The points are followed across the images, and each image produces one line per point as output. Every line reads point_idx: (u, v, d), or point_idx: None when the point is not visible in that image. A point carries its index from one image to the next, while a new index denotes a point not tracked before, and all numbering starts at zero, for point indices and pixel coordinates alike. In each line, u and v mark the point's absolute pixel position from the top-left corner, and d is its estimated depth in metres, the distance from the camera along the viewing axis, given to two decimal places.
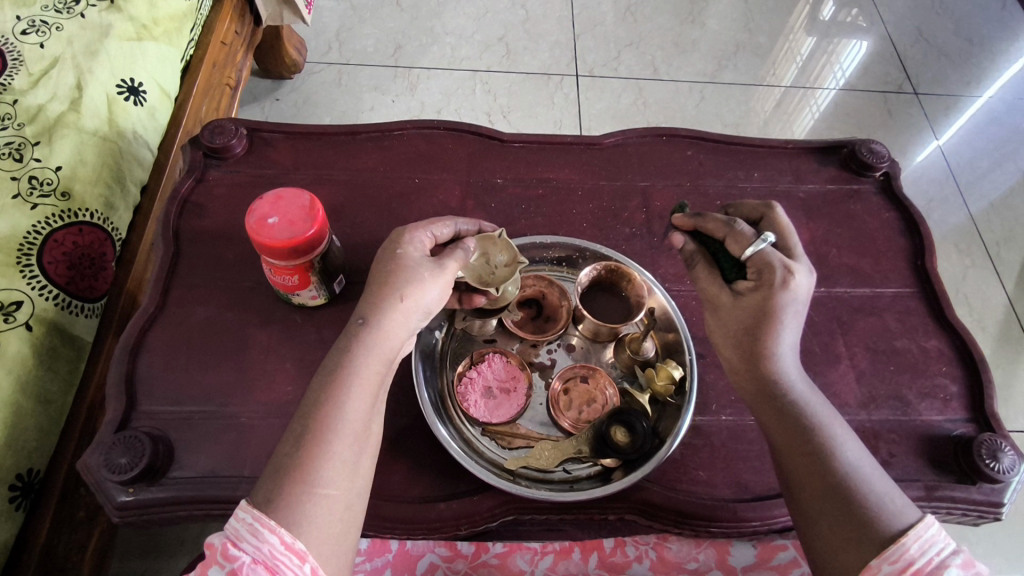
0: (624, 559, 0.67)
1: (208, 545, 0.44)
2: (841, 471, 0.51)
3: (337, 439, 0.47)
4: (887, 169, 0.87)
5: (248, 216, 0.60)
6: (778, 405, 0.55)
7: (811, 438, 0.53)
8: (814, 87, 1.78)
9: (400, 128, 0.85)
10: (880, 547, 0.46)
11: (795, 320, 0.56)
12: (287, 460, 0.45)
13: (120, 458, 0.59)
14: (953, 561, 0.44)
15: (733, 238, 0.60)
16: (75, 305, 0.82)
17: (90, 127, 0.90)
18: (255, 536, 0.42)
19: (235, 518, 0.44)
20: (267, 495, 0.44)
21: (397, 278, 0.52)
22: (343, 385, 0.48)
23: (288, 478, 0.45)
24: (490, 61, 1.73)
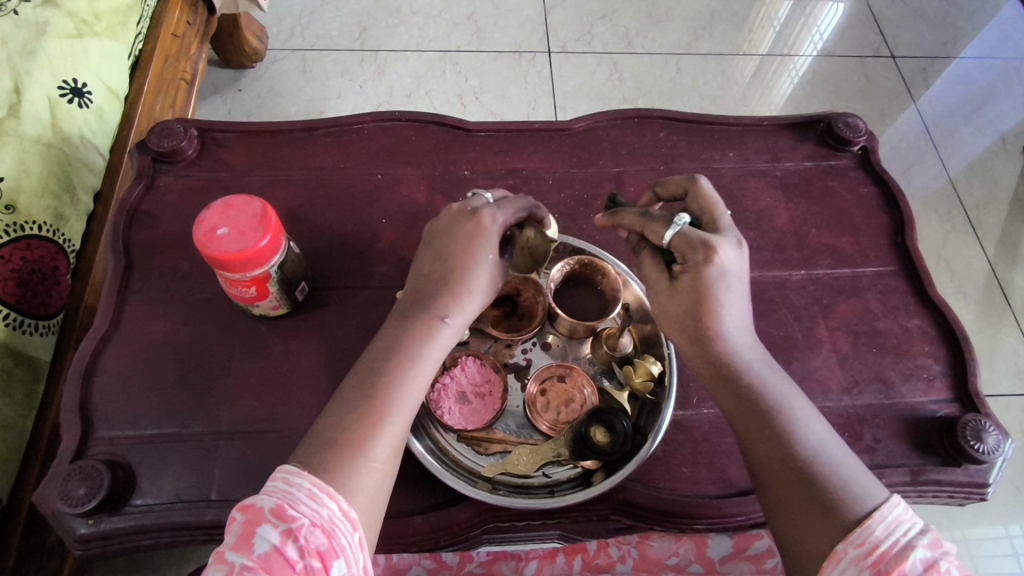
0: (608, 560, 0.66)
1: (238, 507, 0.42)
2: (804, 452, 0.49)
3: (397, 416, 0.49)
4: (865, 143, 0.84)
5: (196, 227, 0.57)
6: (739, 386, 0.53)
7: (770, 421, 0.51)
8: (791, 54, 1.74)
9: (359, 122, 0.81)
10: (846, 532, 0.44)
11: (737, 297, 0.54)
12: (345, 431, 0.47)
13: (76, 490, 0.56)
14: (919, 542, 0.43)
15: (651, 225, 0.57)
16: (28, 325, 0.79)
17: (32, 134, 0.84)
18: (314, 501, 0.42)
19: (287, 483, 0.43)
20: (321, 463, 0.45)
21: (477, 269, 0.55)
22: (408, 365, 0.51)
23: (344, 450, 0.46)
24: (459, 40, 1.67)
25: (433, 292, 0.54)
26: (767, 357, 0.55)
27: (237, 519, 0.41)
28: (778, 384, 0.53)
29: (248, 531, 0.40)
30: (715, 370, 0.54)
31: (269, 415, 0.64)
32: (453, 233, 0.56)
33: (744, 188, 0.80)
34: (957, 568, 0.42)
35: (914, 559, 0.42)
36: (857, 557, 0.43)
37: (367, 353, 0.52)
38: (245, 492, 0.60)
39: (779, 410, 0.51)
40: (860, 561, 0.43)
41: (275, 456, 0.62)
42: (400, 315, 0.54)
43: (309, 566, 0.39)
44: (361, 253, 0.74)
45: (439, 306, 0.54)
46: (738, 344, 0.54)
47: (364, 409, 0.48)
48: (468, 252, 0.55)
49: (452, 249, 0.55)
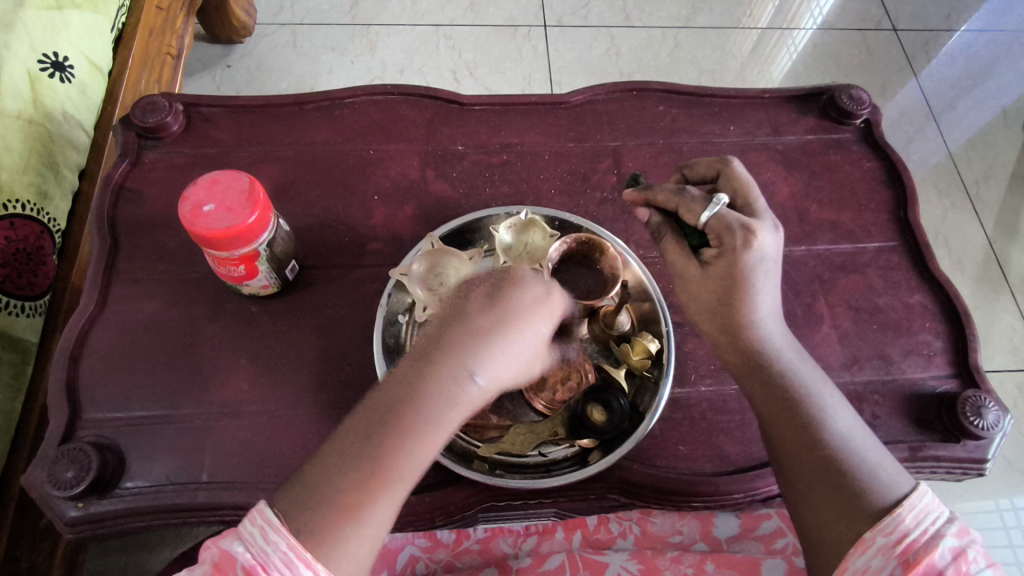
0: (608, 535, 0.68)
1: (217, 548, 0.41)
2: (832, 442, 0.49)
3: (400, 486, 0.43)
4: (868, 116, 0.82)
5: (182, 205, 0.55)
6: (766, 368, 0.53)
7: (797, 408, 0.51)
8: (791, 27, 1.71)
9: (350, 96, 0.79)
10: (874, 520, 0.44)
11: (768, 283, 0.53)
12: (337, 492, 0.42)
13: (65, 473, 0.55)
14: (948, 530, 0.43)
15: (687, 205, 0.56)
16: (14, 305, 0.77)
17: (12, 110, 0.81)
18: (288, 570, 0.40)
19: (264, 540, 0.41)
20: (308, 523, 0.41)
21: (522, 329, 0.46)
22: (421, 429, 0.43)
23: (334, 513, 0.41)
24: (453, 14, 1.63)
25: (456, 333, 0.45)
26: (796, 345, 0.55)
27: (213, 561, 0.40)
28: (807, 370, 0.54)
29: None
30: (740, 355, 0.54)
31: (261, 395, 0.63)
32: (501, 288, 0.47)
33: (745, 162, 0.79)
34: (983, 556, 0.42)
35: (943, 549, 0.42)
36: (885, 546, 0.43)
37: (375, 396, 0.44)
38: (238, 474, 0.59)
39: (808, 399, 0.51)
40: (888, 550, 0.43)
41: (268, 437, 0.61)
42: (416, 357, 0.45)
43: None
44: (353, 231, 0.72)
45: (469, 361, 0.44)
46: (767, 329, 0.54)
47: (365, 470, 0.42)
48: (516, 311, 0.46)
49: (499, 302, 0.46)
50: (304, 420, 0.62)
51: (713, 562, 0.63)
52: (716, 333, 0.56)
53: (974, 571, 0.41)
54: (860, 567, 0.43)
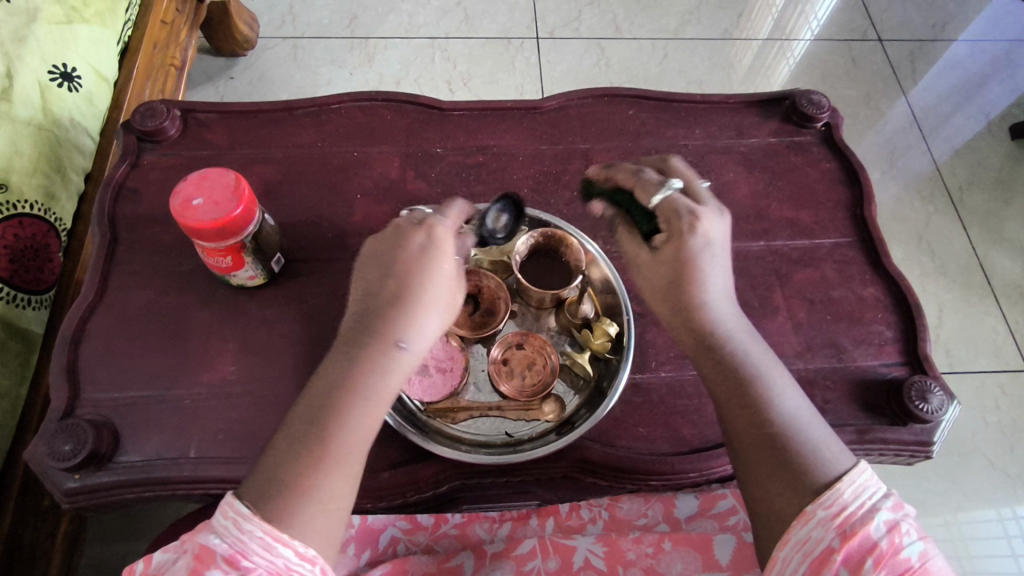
0: (579, 521, 0.72)
1: (195, 545, 0.44)
2: (776, 416, 0.52)
3: (344, 455, 0.48)
4: (828, 120, 0.86)
5: (173, 199, 0.60)
6: (718, 349, 0.56)
7: (748, 387, 0.54)
8: (789, 39, 1.76)
9: (336, 102, 0.84)
10: (815, 495, 0.48)
11: (716, 261, 0.57)
12: (291, 476, 0.46)
13: (63, 446, 0.60)
14: (884, 504, 0.46)
15: (642, 189, 0.62)
16: (21, 298, 0.82)
17: (22, 117, 0.87)
18: (268, 551, 0.43)
19: (240, 529, 0.44)
20: (272, 510, 0.45)
21: (429, 284, 0.54)
22: (363, 401, 0.50)
23: (290, 496, 0.45)
24: (448, 28, 1.69)
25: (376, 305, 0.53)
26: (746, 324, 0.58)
27: (194, 553, 0.43)
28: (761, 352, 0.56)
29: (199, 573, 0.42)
30: (691, 333, 0.57)
31: (246, 378, 0.67)
32: (396, 252, 0.55)
33: (709, 164, 0.83)
34: (915, 530, 0.45)
35: (879, 522, 0.45)
36: (826, 518, 0.46)
37: (315, 383, 0.51)
38: (223, 449, 0.63)
39: (757, 374, 0.54)
40: (828, 523, 0.46)
41: (251, 416, 0.65)
42: (348, 342, 0.52)
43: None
44: (336, 227, 0.77)
45: (395, 332, 0.52)
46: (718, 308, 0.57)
47: (311, 449, 0.47)
48: (422, 277, 0.54)
49: (402, 267, 0.54)
50: (285, 400, 0.66)
51: (671, 541, 0.66)
52: (667, 311, 0.58)
53: (906, 543, 0.44)
54: (801, 537, 0.46)
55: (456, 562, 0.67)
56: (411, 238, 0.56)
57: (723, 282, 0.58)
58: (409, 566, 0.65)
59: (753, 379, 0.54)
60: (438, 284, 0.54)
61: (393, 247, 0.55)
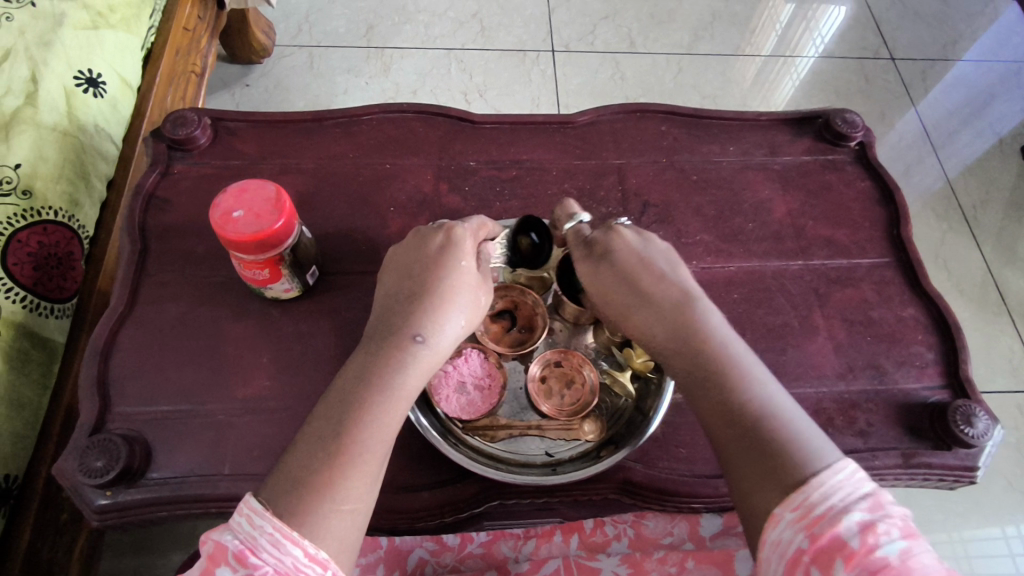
0: (603, 538, 0.70)
1: (205, 543, 0.41)
2: (751, 408, 0.47)
3: (366, 449, 0.46)
4: (861, 139, 0.86)
5: (213, 211, 0.59)
6: (693, 344, 0.52)
7: (715, 383, 0.49)
8: (793, 55, 1.76)
9: (368, 113, 0.83)
10: (787, 495, 0.42)
11: (644, 263, 0.58)
12: (307, 472, 0.44)
13: (95, 461, 0.58)
14: (857, 505, 0.40)
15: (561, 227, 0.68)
16: (43, 307, 0.81)
17: (48, 123, 0.86)
18: (277, 548, 0.40)
19: (252, 524, 0.41)
20: (287, 504, 0.42)
21: (448, 284, 0.55)
22: (382, 395, 0.48)
23: (304, 492, 0.43)
24: (464, 39, 1.69)
25: (399, 306, 0.54)
26: (714, 311, 0.54)
27: (206, 552, 0.40)
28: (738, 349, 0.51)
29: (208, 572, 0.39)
30: (666, 329, 0.54)
31: (281, 393, 0.66)
32: (419, 258, 0.57)
33: (743, 181, 0.82)
34: (900, 528, 0.38)
35: (851, 523, 0.39)
36: (795, 521, 0.41)
37: (339, 380, 0.50)
38: (258, 467, 0.62)
39: (730, 362, 0.50)
40: (795, 524, 0.40)
41: (287, 432, 0.64)
42: (370, 341, 0.52)
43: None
44: (369, 240, 0.76)
45: (413, 327, 0.52)
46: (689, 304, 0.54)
47: (333, 443, 0.45)
48: (441, 275, 0.55)
49: (422, 270, 0.56)
50: None
51: (694, 560, 0.65)
52: (627, 315, 0.57)
53: (886, 544, 0.37)
54: (773, 542, 0.41)
55: None
56: (429, 244, 0.58)
57: (688, 283, 0.58)
58: None
59: (726, 368, 0.49)
60: (462, 286, 0.56)
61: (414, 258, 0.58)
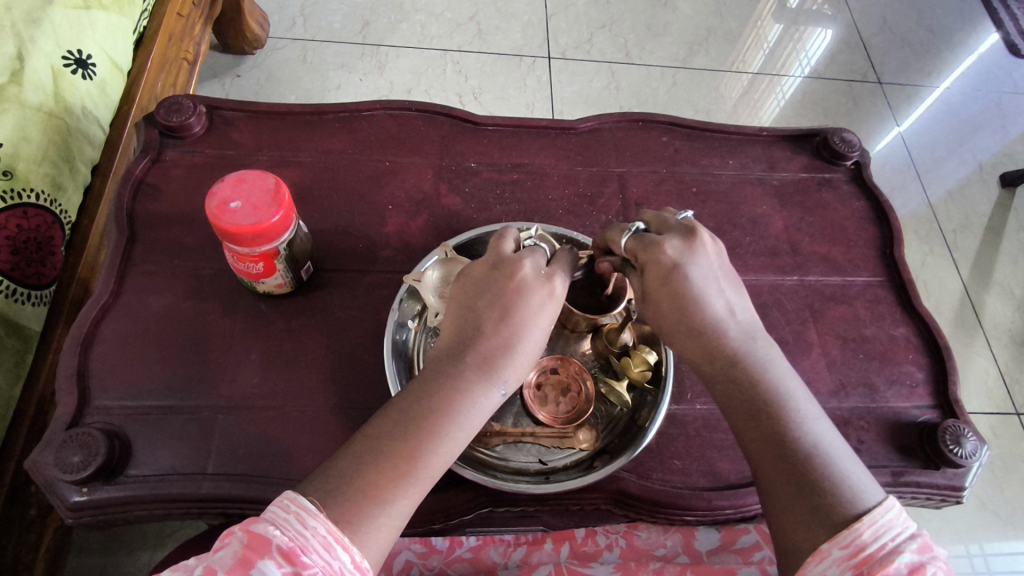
0: (595, 548, 0.69)
1: (241, 531, 0.41)
2: (799, 446, 0.49)
3: (423, 478, 0.48)
4: (858, 159, 0.87)
5: (208, 200, 0.57)
6: (741, 375, 0.53)
7: (767, 417, 0.51)
8: (781, 74, 1.79)
9: (369, 109, 0.82)
10: (833, 532, 0.44)
11: (712, 281, 0.54)
12: (365, 481, 0.45)
13: (72, 457, 0.56)
14: (908, 545, 0.42)
15: (659, 222, 0.57)
16: (21, 293, 0.78)
17: (33, 102, 0.83)
18: (327, 551, 0.41)
19: (302, 524, 0.42)
20: (336, 509, 0.44)
21: (534, 329, 0.54)
22: (451, 429, 0.49)
23: (364, 501, 0.45)
24: (460, 40, 1.69)
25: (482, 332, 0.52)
26: (776, 352, 0.55)
27: (242, 541, 0.40)
28: (795, 386, 0.53)
29: (250, 560, 0.39)
30: (701, 353, 0.54)
31: (270, 391, 0.64)
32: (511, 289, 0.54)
33: (742, 195, 0.83)
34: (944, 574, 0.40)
35: (899, 563, 0.41)
36: (841, 558, 0.42)
37: (410, 400, 0.50)
38: (242, 467, 0.60)
39: (783, 404, 0.51)
40: (843, 562, 0.42)
41: (274, 432, 0.62)
42: (449, 364, 0.52)
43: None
44: (366, 238, 0.74)
45: (494, 369, 0.52)
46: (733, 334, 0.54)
47: (397, 465, 0.47)
48: (529, 318, 0.53)
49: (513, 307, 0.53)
50: (311, 418, 0.63)
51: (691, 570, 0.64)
52: (667, 321, 0.55)
53: None
54: None
55: None
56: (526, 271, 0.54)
57: (742, 316, 0.55)
58: None
59: (774, 407, 0.51)
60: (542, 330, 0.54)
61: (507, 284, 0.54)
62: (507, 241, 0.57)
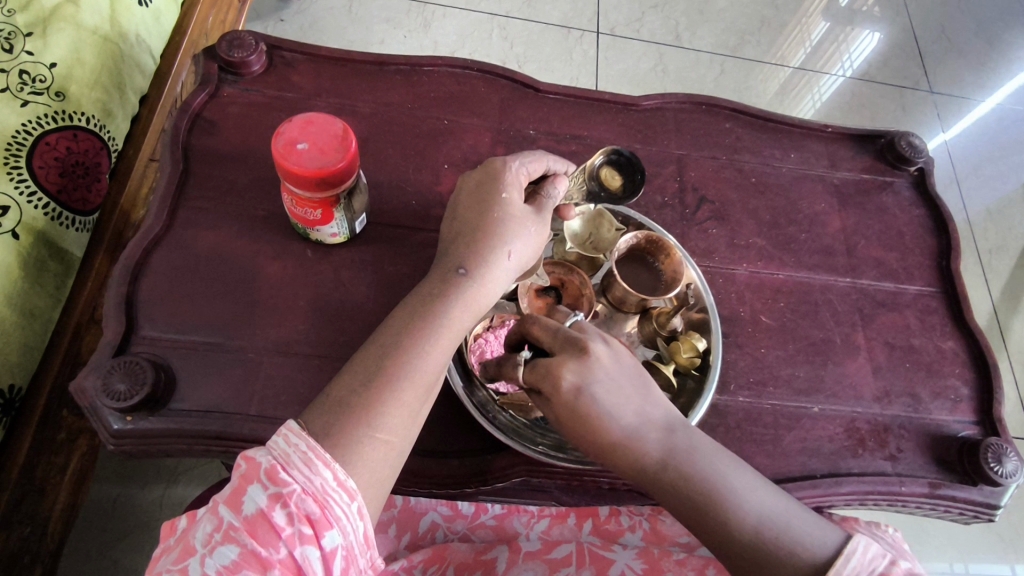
0: (617, 528, 0.70)
1: (243, 458, 0.43)
2: (742, 526, 0.46)
3: (407, 384, 0.48)
4: (922, 165, 0.85)
5: (275, 139, 0.55)
6: (652, 476, 0.50)
7: (713, 513, 0.47)
8: (822, 72, 1.74)
9: (430, 65, 0.80)
10: None
11: (614, 388, 0.50)
12: (354, 397, 0.47)
13: (118, 384, 0.56)
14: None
15: (548, 335, 0.52)
16: (65, 217, 0.77)
17: (88, 24, 0.81)
18: (308, 468, 0.42)
19: (286, 443, 0.43)
20: (321, 428, 0.45)
21: (511, 231, 0.55)
22: (431, 331, 0.51)
23: (351, 417, 0.46)
24: (509, 6, 1.65)
25: (466, 255, 0.54)
26: (693, 441, 0.50)
27: (237, 470, 0.42)
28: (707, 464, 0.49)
29: (242, 488, 0.41)
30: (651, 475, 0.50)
31: (316, 340, 0.63)
32: (488, 196, 0.56)
33: (800, 191, 0.81)
34: None
35: None
36: None
37: (398, 315, 0.52)
38: (285, 412, 0.60)
39: (704, 499, 0.47)
40: None
41: (318, 380, 0.62)
42: (436, 285, 0.53)
43: (297, 533, 0.40)
44: (419, 196, 0.73)
45: (469, 269, 0.53)
46: (622, 432, 0.50)
47: (380, 374, 0.48)
48: (502, 221, 0.55)
49: (488, 214, 0.55)
50: None
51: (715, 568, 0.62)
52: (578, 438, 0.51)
53: None
54: None
55: (491, 556, 0.65)
56: (515, 201, 0.56)
57: (656, 409, 0.52)
58: (448, 555, 0.63)
59: (711, 497, 0.47)
60: (519, 233, 0.55)
61: (483, 196, 0.56)
62: (506, 163, 0.58)
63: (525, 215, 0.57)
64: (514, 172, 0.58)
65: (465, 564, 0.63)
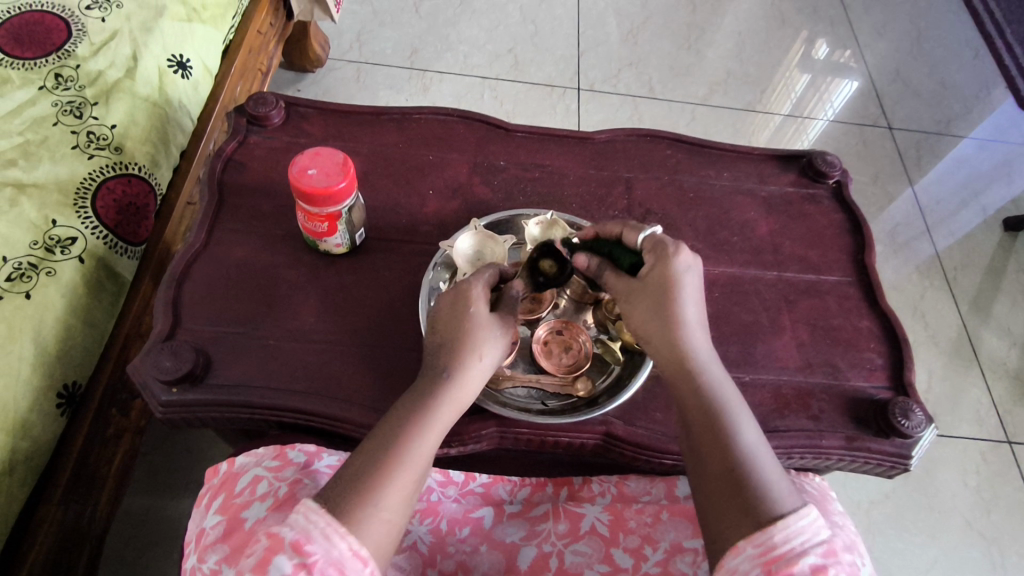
0: (590, 493, 0.81)
1: (273, 534, 0.50)
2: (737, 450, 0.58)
3: (404, 470, 0.56)
4: (839, 178, 0.99)
5: (291, 167, 0.72)
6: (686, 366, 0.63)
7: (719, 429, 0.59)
8: (811, 118, 1.92)
9: (418, 113, 0.97)
10: (752, 532, 0.52)
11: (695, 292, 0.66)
12: (361, 478, 0.54)
13: (166, 362, 0.70)
14: (813, 550, 0.50)
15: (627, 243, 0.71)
16: (120, 247, 0.93)
17: (142, 93, 1.01)
18: (326, 540, 0.50)
19: (307, 518, 0.51)
20: (333, 509, 0.52)
21: (481, 331, 0.64)
22: (421, 426, 0.58)
23: (357, 502, 0.53)
24: (499, 70, 1.87)
25: (445, 360, 0.63)
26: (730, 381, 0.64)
27: (265, 545, 0.50)
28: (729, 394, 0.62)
29: (270, 558, 0.49)
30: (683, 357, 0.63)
31: (324, 329, 0.78)
32: (460, 306, 0.66)
33: (733, 203, 0.95)
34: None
35: (804, 564, 0.49)
36: (754, 554, 0.51)
37: (393, 413, 0.60)
38: (297, 384, 0.73)
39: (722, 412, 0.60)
40: (755, 557, 0.50)
41: (325, 361, 0.75)
42: (422, 387, 0.61)
43: None
44: (410, 216, 0.88)
45: (451, 367, 0.62)
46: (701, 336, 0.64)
47: (380, 462, 0.56)
48: (474, 323, 0.64)
49: (461, 321, 0.65)
50: (355, 353, 0.76)
51: (668, 512, 0.75)
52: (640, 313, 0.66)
53: None
54: (731, 567, 0.51)
55: (479, 514, 0.77)
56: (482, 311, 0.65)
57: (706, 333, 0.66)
58: (441, 510, 0.76)
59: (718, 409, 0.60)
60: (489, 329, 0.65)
61: (456, 304, 0.66)
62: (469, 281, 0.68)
63: (494, 318, 0.66)
64: (477, 289, 0.67)
65: (456, 518, 0.76)
